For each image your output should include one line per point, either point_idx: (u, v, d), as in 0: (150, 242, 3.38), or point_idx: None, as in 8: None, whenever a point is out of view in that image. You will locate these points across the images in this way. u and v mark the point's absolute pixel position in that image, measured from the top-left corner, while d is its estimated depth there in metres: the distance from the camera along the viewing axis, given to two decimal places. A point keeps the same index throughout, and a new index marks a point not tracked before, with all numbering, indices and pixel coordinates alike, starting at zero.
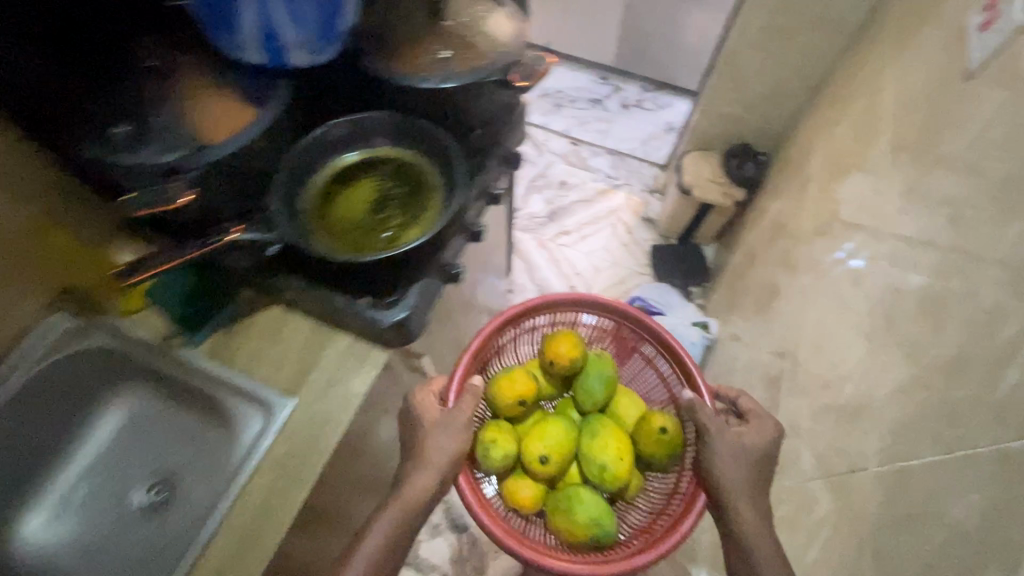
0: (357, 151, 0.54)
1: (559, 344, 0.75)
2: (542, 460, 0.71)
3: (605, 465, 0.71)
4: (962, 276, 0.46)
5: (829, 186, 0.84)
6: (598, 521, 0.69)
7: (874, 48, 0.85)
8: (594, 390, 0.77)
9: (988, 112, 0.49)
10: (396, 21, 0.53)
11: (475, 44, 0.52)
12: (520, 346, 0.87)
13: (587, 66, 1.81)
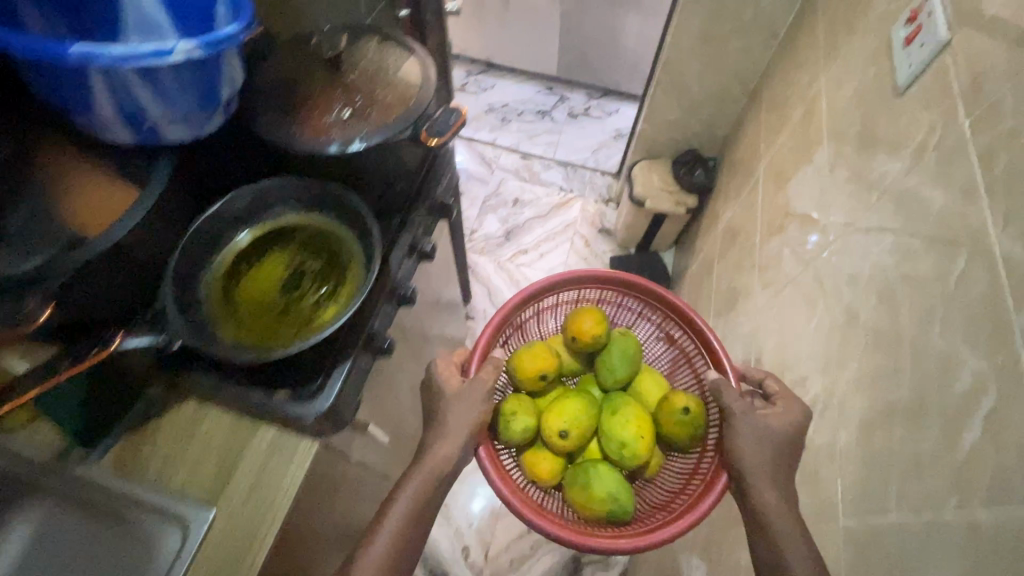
0: (250, 229, 0.48)
1: (584, 320, 0.80)
2: (563, 433, 0.75)
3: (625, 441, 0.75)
4: (900, 303, 0.44)
5: (774, 198, 0.83)
6: (614, 496, 0.72)
7: (806, 54, 0.84)
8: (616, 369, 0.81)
9: (924, 127, 0.47)
10: (287, 84, 0.48)
11: (379, 100, 0.48)
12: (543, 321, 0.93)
13: (533, 78, 1.79)
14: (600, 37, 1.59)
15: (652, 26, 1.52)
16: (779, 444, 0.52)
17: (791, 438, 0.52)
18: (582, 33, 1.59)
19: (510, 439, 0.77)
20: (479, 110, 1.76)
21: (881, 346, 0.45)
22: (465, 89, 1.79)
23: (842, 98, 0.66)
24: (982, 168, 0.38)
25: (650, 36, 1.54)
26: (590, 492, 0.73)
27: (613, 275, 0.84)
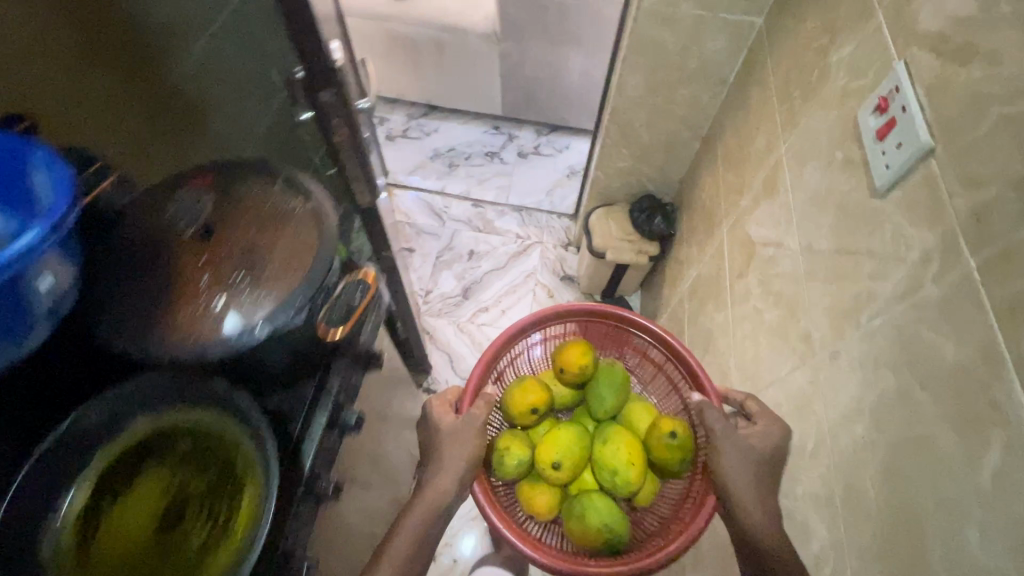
0: (105, 453, 0.38)
1: (569, 353, 0.80)
2: (555, 465, 0.74)
3: (617, 469, 0.73)
4: (921, 473, 0.37)
5: (741, 267, 0.76)
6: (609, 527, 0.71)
7: (759, 111, 0.78)
8: (606, 397, 0.80)
9: (916, 250, 0.40)
10: (134, 267, 0.38)
11: (266, 277, 0.39)
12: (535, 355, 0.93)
13: (478, 119, 1.72)
14: (542, 76, 1.51)
15: (595, 63, 1.45)
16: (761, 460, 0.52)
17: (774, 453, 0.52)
18: (523, 73, 1.51)
19: (502, 474, 0.77)
20: (423, 158, 1.66)
21: (908, 524, 0.37)
22: (407, 135, 1.70)
23: (807, 174, 0.60)
24: (1006, 336, 0.32)
25: (593, 72, 1.48)
26: (585, 525, 0.71)
27: (596, 306, 0.83)
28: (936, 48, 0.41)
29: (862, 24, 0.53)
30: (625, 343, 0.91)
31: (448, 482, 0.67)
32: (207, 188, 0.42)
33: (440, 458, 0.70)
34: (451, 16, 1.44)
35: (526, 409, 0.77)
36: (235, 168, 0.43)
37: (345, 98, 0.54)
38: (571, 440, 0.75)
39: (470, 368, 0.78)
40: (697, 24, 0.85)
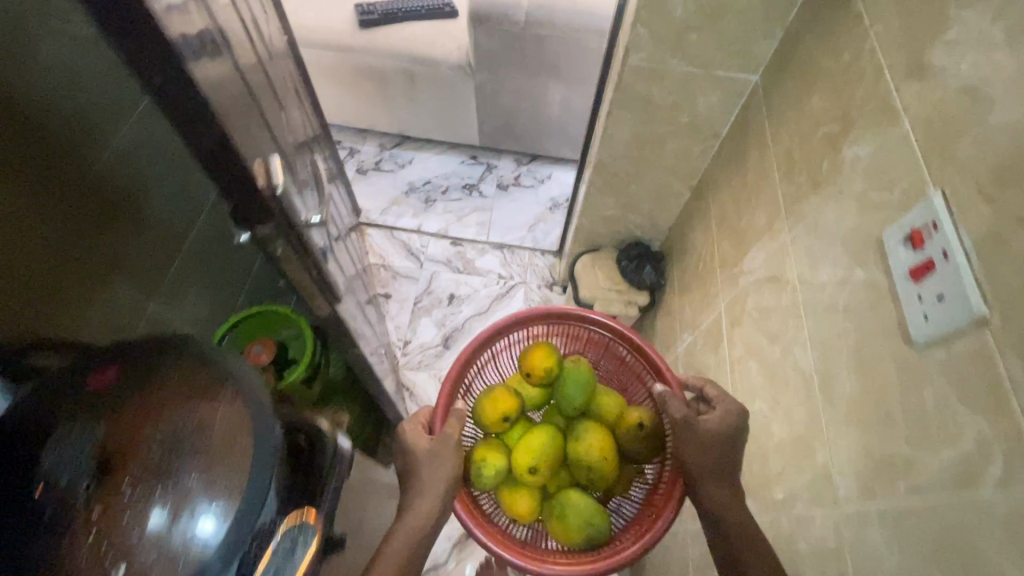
0: None
1: (537, 357, 0.80)
2: (532, 473, 0.77)
3: (591, 468, 0.77)
4: None
5: (742, 354, 0.70)
6: (589, 523, 0.76)
7: (758, 181, 0.72)
8: (576, 398, 0.81)
9: (967, 434, 0.34)
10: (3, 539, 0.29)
11: (207, 489, 0.33)
12: (500, 362, 0.94)
13: (454, 148, 1.63)
14: (521, 107, 1.43)
15: (576, 95, 1.37)
16: (720, 442, 0.58)
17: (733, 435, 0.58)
18: (500, 104, 1.43)
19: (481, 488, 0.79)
20: (397, 194, 1.57)
21: None
22: (380, 168, 1.60)
23: (820, 280, 0.53)
24: None
25: (574, 103, 1.40)
26: (565, 523, 0.76)
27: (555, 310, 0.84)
28: (982, 189, 0.35)
29: (884, 124, 0.47)
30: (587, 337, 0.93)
31: (429, 502, 0.67)
32: (89, 412, 0.34)
33: (418, 482, 0.70)
34: (421, 47, 1.36)
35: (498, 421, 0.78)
36: (134, 359, 0.38)
37: (287, 225, 0.46)
38: (546, 446, 0.77)
39: (439, 389, 0.79)
40: (687, 81, 0.78)
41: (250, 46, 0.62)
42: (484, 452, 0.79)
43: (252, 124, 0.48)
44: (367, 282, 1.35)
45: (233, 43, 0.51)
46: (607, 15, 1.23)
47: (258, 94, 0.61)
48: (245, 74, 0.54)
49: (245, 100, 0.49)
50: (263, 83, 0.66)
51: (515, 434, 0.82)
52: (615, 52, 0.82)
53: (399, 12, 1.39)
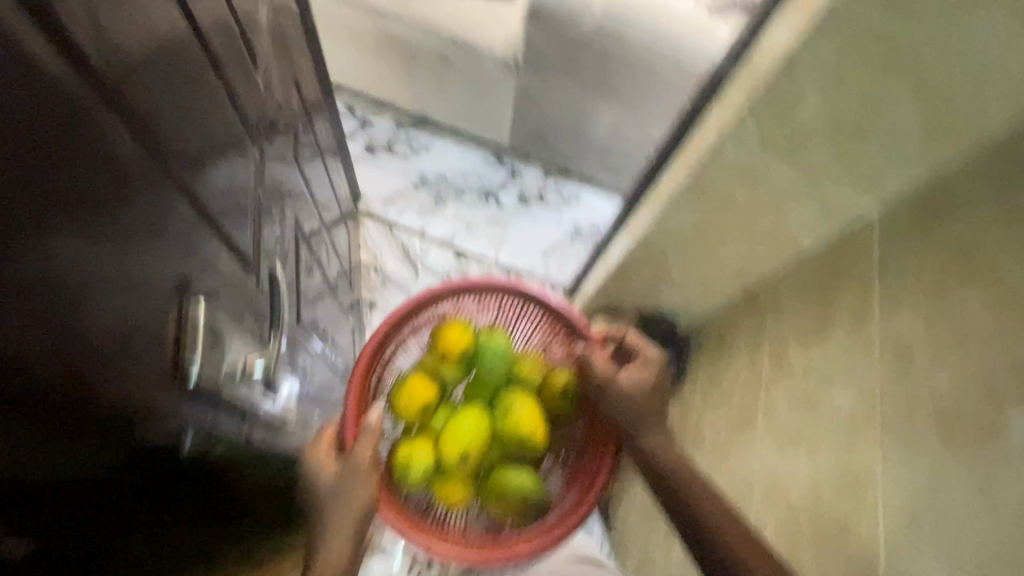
0: None
1: (449, 331, 0.81)
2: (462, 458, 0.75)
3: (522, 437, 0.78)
4: None
5: (785, 560, 0.57)
6: (527, 496, 0.77)
7: (856, 350, 0.56)
8: (495, 370, 0.81)
9: None
10: None
11: None
12: (411, 347, 0.90)
13: (478, 142, 1.42)
14: (563, 121, 1.24)
15: (627, 120, 1.18)
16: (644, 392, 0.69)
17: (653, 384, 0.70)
18: (540, 113, 1.24)
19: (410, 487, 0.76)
20: (404, 184, 1.39)
21: None
22: (392, 150, 1.41)
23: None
24: None
25: (625, 129, 1.20)
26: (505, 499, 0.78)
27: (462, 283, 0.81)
28: None
29: None
30: (501, 307, 0.91)
31: (342, 539, 0.63)
32: None
33: (321, 522, 0.63)
34: (465, 30, 1.15)
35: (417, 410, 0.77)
36: None
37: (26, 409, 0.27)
38: (473, 429, 0.76)
39: (344, 401, 0.74)
40: (782, 195, 0.62)
41: (194, 41, 0.41)
42: (406, 448, 0.76)
43: (91, 217, 0.29)
44: (348, 285, 1.21)
45: (108, 61, 0.30)
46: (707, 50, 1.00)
47: (192, 115, 0.41)
48: (137, 102, 0.34)
49: (85, 175, 0.28)
50: (214, 90, 0.45)
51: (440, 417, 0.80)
52: (703, 130, 0.65)
53: None
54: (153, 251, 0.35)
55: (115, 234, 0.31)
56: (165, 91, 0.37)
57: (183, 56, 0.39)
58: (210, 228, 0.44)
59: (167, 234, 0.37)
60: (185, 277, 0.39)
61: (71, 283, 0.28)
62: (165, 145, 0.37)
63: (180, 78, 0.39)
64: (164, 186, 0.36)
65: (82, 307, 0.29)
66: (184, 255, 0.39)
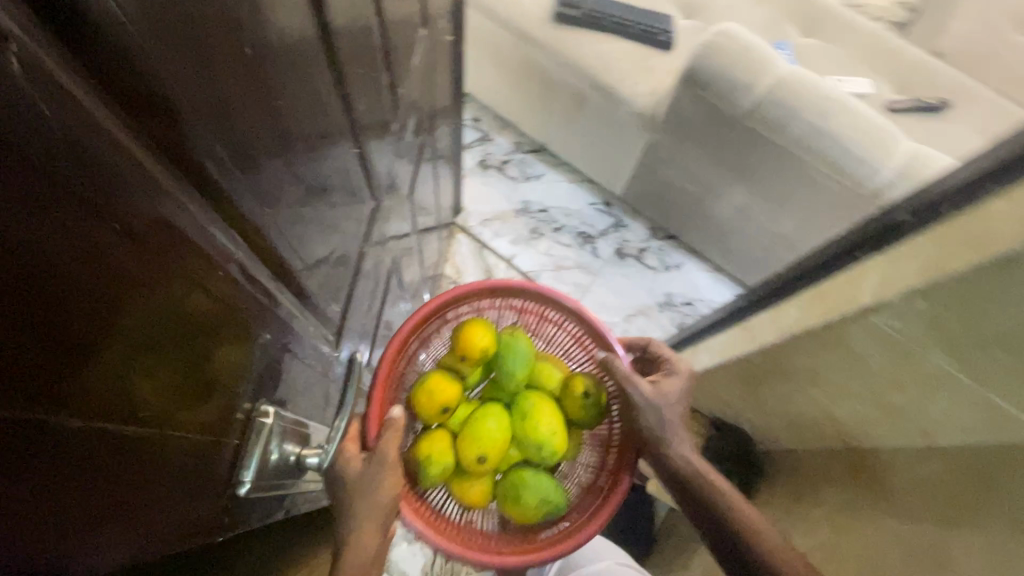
0: None
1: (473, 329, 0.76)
2: (481, 459, 0.72)
3: (542, 445, 0.75)
4: None
5: None
6: (548, 503, 0.74)
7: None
8: (515, 369, 0.77)
9: None
10: None
11: None
12: (432, 345, 0.85)
13: (591, 185, 1.41)
14: (687, 187, 1.16)
15: (759, 206, 1.08)
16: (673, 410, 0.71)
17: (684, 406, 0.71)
18: (665, 173, 1.16)
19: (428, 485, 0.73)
20: (506, 208, 1.37)
21: None
22: (504, 169, 1.42)
23: None
24: None
25: (753, 214, 1.11)
26: (526, 505, 0.74)
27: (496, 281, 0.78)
28: None
29: None
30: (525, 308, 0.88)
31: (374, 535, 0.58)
32: None
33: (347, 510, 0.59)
34: (612, 75, 1.11)
35: (438, 405, 0.73)
36: None
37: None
38: (492, 428, 0.73)
39: (372, 397, 0.66)
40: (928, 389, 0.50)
41: (312, 72, 0.31)
42: (425, 444, 0.73)
43: (127, 325, 0.19)
44: (427, 292, 1.22)
45: (179, 95, 0.20)
46: (878, 173, 0.87)
47: (295, 170, 0.31)
48: (222, 155, 0.24)
49: (130, 271, 0.19)
50: (331, 131, 0.35)
51: (457, 413, 0.77)
52: (860, 280, 0.55)
53: (605, 20, 1.13)
54: (194, 354, 0.24)
55: (150, 346, 0.21)
56: (263, 136, 0.27)
57: (293, 83, 0.29)
58: (290, 322, 0.33)
59: (230, 329, 0.27)
60: (244, 377, 0.29)
61: (93, 420, 0.19)
62: (253, 212, 0.27)
63: (287, 122, 0.29)
64: (233, 267, 0.25)
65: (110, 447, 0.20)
66: (244, 355, 0.29)
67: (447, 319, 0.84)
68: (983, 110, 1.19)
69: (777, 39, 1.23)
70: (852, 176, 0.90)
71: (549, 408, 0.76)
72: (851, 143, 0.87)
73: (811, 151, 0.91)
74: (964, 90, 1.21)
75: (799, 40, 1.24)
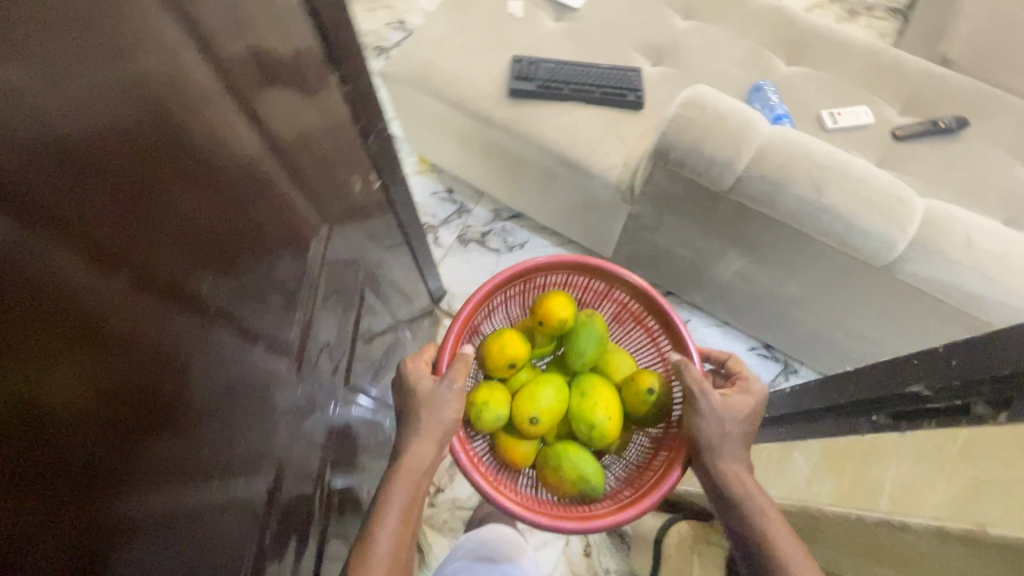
0: None
1: (557, 304, 0.82)
2: (534, 421, 0.77)
3: (593, 425, 0.78)
4: None
5: None
6: (584, 480, 0.77)
7: None
8: (587, 347, 0.83)
9: None
10: None
11: None
12: (509, 305, 0.92)
13: (581, 249, 1.32)
14: (680, 253, 1.06)
15: (761, 271, 0.97)
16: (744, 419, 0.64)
17: (751, 415, 0.65)
18: (653, 241, 1.06)
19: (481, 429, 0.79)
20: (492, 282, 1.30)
21: None
22: (485, 241, 1.34)
23: None
24: None
25: (755, 279, 1.00)
26: (564, 473, 0.78)
27: (593, 262, 0.85)
28: None
29: None
30: (606, 298, 0.94)
31: (427, 445, 0.68)
32: None
33: (414, 421, 0.69)
34: (579, 145, 1.02)
35: (506, 362, 0.80)
36: None
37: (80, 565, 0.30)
38: (550, 397, 0.78)
39: (452, 331, 0.76)
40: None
41: (112, 148, 0.31)
42: (487, 393, 0.79)
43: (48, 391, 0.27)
44: None
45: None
46: (893, 247, 0.76)
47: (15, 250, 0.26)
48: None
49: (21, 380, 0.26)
50: (139, 162, 0.33)
51: (520, 374, 0.84)
52: (872, 466, 0.49)
53: (564, 88, 1.04)
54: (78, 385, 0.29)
55: (70, 428, 0.29)
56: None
57: None
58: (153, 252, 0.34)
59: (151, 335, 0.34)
60: (143, 346, 0.34)
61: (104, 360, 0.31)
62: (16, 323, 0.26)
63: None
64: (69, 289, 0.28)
65: (62, 508, 0.28)
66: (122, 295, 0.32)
67: (533, 283, 0.91)
68: (1005, 122, 1.07)
69: (758, 73, 1.12)
70: (860, 251, 0.79)
71: (609, 393, 0.80)
72: (854, 217, 0.76)
73: (807, 226, 0.80)
74: (980, 99, 1.08)
75: (783, 71, 1.13)
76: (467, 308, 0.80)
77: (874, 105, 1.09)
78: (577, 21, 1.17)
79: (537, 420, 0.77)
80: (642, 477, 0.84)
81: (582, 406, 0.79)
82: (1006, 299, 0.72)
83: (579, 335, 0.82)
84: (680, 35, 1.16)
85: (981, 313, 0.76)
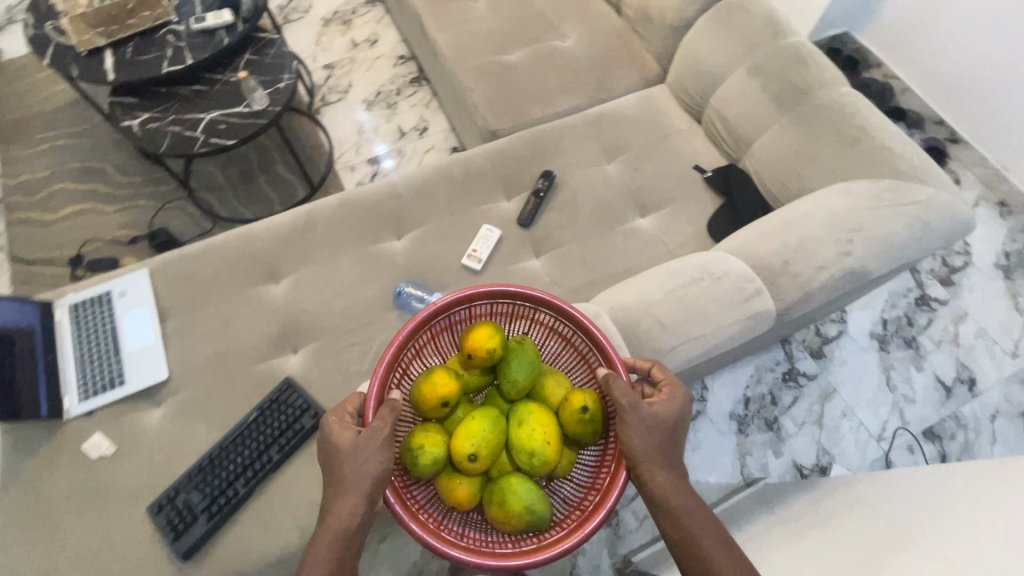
0: None
1: (477, 334, 0.66)
2: (473, 459, 0.61)
3: (533, 456, 0.61)
4: None
5: None
6: (531, 512, 0.60)
7: None
8: (518, 374, 0.67)
9: None
10: None
11: None
12: (442, 343, 0.74)
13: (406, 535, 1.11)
14: None
15: None
16: (664, 427, 0.63)
17: (672, 420, 0.64)
18: None
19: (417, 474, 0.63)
20: None
21: None
22: None
23: None
24: None
25: None
26: (503, 507, 0.60)
27: (519, 289, 0.70)
28: None
29: None
30: (533, 327, 0.76)
31: (352, 501, 0.58)
32: None
33: (339, 481, 0.59)
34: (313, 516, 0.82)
35: (436, 404, 0.63)
36: None
37: None
38: (485, 433, 0.62)
39: (376, 373, 0.63)
40: None
41: None
42: (418, 434, 0.63)
43: None
44: None
45: None
46: None
47: None
48: None
49: None
50: None
51: (457, 414, 0.67)
52: None
53: (237, 485, 0.82)
54: None
55: None
56: None
57: None
58: None
59: None
60: None
61: None
62: None
63: None
64: None
65: None
66: None
67: (461, 315, 0.74)
68: (567, 146, 1.18)
69: (383, 275, 1.03)
70: None
71: (548, 415, 0.64)
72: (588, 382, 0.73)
73: None
74: (543, 144, 1.18)
75: (400, 251, 1.06)
76: (391, 347, 0.65)
77: (486, 217, 1.10)
78: (183, 389, 0.92)
79: (474, 458, 0.61)
80: (589, 496, 0.67)
81: (518, 433, 0.62)
82: (721, 331, 0.77)
83: (508, 360, 0.67)
84: (289, 305, 1.00)
85: (719, 348, 0.79)
